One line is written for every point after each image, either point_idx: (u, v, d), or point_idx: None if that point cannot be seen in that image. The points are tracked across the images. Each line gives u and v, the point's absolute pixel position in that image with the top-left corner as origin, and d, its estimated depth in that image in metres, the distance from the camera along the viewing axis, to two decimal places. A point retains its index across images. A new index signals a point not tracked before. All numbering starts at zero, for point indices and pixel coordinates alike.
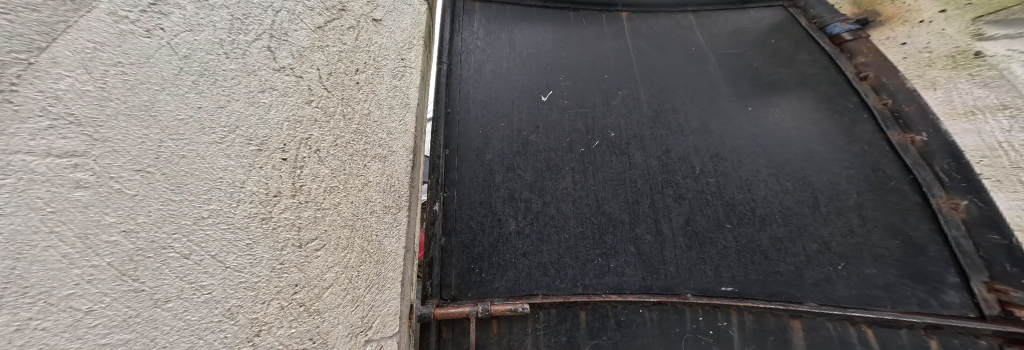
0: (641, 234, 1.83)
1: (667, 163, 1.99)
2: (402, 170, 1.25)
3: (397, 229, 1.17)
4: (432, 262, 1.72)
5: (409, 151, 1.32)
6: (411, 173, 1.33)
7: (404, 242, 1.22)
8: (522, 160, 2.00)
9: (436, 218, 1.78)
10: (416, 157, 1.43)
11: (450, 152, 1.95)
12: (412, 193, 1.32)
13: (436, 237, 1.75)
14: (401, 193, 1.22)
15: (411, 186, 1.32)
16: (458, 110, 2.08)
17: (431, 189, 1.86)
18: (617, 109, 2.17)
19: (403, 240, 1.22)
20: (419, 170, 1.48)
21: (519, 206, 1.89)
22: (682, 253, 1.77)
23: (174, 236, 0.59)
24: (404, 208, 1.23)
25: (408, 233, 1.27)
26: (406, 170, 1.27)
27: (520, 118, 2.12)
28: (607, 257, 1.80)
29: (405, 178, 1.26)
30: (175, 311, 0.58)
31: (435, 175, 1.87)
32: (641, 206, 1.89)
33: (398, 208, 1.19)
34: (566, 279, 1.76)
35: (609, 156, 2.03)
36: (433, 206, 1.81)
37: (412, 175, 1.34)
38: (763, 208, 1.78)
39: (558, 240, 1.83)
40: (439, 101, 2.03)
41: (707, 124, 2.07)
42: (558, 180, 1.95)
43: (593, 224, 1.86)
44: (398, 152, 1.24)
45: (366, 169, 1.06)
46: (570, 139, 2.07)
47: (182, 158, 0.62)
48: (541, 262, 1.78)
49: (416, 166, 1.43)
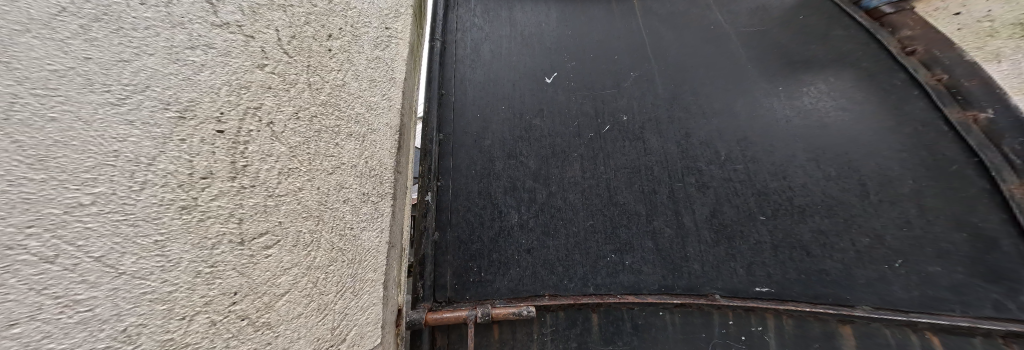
0: (658, 228, 1.66)
1: (687, 149, 1.79)
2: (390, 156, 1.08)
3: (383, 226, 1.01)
4: (425, 260, 1.55)
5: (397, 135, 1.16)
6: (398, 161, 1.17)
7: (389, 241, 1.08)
8: (525, 146, 1.82)
9: (428, 211, 1.61)
10: (404, 143, 1.26)
11: (446, 137, 1.78)
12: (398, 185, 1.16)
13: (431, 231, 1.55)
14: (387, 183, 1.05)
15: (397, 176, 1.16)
16: (453, 91, 1.90)
17: (424, 177, 1.68)
18: (629, 91, 1.99)
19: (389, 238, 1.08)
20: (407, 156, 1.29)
21: (522, 197, 1.71)
22: (705, 248, 1.59)
23: (27, 231, 0.38)
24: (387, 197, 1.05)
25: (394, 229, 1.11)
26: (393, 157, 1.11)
27: (522, 101, 1.94)
28: (620, 253, 1.65)
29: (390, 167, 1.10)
30: (26, 340, 0.37)
31: (428, 163, 1.69)
32: (659, 196, 1.72)
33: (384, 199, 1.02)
34: (577, 277, 1.62)
35: (621, 142, 1.86)
36: (426, 196, 1.63)
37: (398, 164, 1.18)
38: (802, 198, 1.57)
39: (566, 235, 1.68)
40: (432, 81, 1.85)
41: (730, 105, 1.87)
42: (565, 169, 1.79)
43: (604, 217, 1.71)
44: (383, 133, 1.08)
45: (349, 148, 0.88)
46: (578, 124, 1.91)
47: (52, 122, 0.42)
48: (548, 259, 1.63)
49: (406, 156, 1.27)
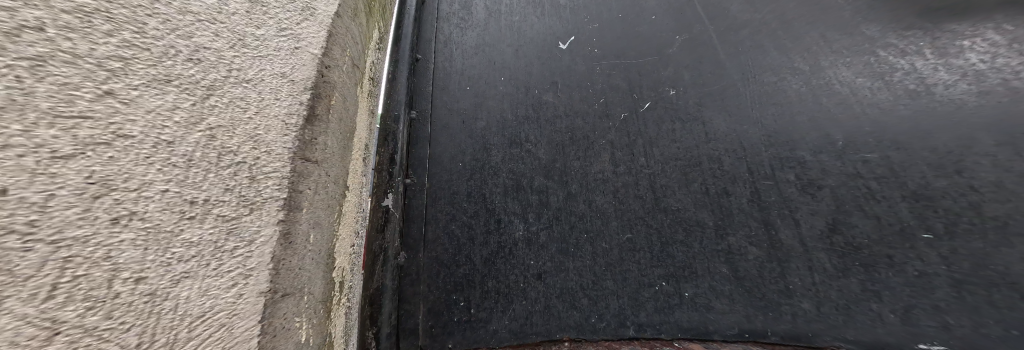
0: (736, 245, 1.12)
1: (767, 130, 1.26)
2: (320, 142, 0.67)
3: (301, 261, 0.60)
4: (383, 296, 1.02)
5: (333, 110, 0.74)
6: (331, 152, 0.73)
7: (315, 284, 0.67)
8: (533, 129, 1.38)
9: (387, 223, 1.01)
10: (350, 127, 0.85)
11: (419, 115, 1.32)
12: (335, 189, 0.75)
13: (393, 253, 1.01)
14: (308, 186, 0.63)
15: (338, 176, 0.77)
16: (431, 56, 1.46)
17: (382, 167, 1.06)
18: (677, 58, 1.48)
19: (320, 274, 0.68)
20: (356, 150, 0.90)
21: (530, 201, 1.27)
22: (814, 278, 1.04)
23: None
24: (309, 210, 0.63)
25: (320, 261, 0.68)
26: (326, 146, 0.70)
27: (528, 71, 1.48)
28: (676, 280, 1.15)
29: (325, 163, 0.70)
30: None
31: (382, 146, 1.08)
32: (730, 200, 1.19)
33: (298, 214, 0.59)
34: (609, 314, 1.15)
35: (666, 125, 1.38)
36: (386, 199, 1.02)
37: (332, 155, 0.73)
38: (996, 204, 0.95)
39: (592, 254, 1.22)
40: (402, 40, 1.36)
41: (835, 69, 1.29)
42: (588, 163, 1.34)
43: (646, 228, 1.23)
44: (300, 88, 0.64)
45: (146, 116, 0.38)
46: (606, 99, 1.45)
47: None
48: (567, 288, 1.19)
49: (348, 145, 0.84)
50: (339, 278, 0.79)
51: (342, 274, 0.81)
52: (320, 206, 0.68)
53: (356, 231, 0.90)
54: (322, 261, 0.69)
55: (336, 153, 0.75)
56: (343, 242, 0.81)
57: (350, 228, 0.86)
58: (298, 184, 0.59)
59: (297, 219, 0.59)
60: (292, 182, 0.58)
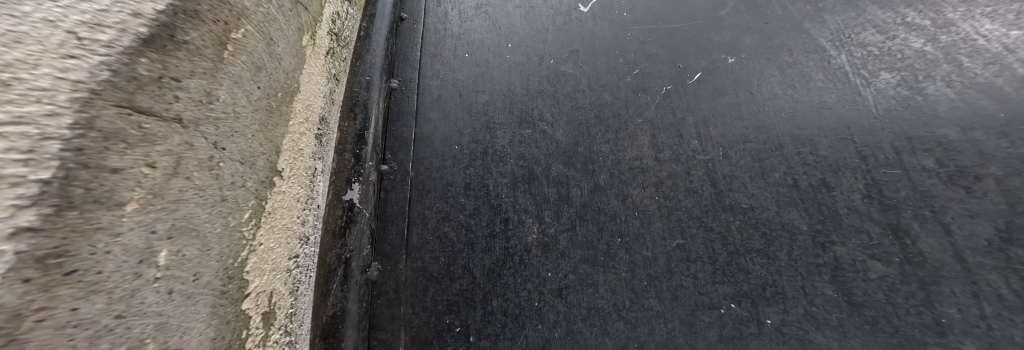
0: (847, 259, 0.78)
1: (877, 104, 0.93)
2: (196, 88, 0.37)
3: (128, 306, 0.28)
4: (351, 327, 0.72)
5: (234, 49, 0.43)
6: (223, 108, 0.41)
7: (190, 336, 0.35)
8: (549, 105, 1.07)
9: (353, 221, 0.75)
10: (279, 85, 0.53)
11: (401, 85, 1.03)
12: (239, 172, 0.43)
13: (359, 268, 0.76)
14: (149, 161, 0.32)
15: (255, 152, 0.47)
16: (418, 16, 1.17)
17: (343, 147, 0.77)
18: (737, 18, 1.16)
19: (205, 314, 0.37)
20: (300, 121, 0.60)
21: (546, 196, 0.98)
22: (980, 308, 0.68)
23: None
24: (149, 204, 0.31)
25: (195, 294, 0.36)
26: (212, 95, 0.39)
27: (543, 34, 1.17)
28: (752, 302, 0.81)
29: (209, 127, 0.39)
30: None
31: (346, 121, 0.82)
32: (826, 195, 0.85)
33: (114, 211, 0.28)
34: (654, 344, 0.85)
35: (726, 97, 1.03)
36: (350, 191, 0.76)
37: (228, 115, 0.41)
38: None
39: (630, 265, 0.92)
40: None
41: (973, 21, 0.96)
42: (620, 147, 1.03)
43: (703, 232, 0.90)
44: None
45: None
46: (642, 70, 1.12)
47: None
48: (598, 310, 0.89)
49: (279, 107, 0.53)
50: (263, 314, 0.48)
51: (266, 308, 0.48)
52: (199, 198, 0.37)
53: (299, 238, 0.59)
54: (205, 291, 0.37)
55: (240, 113, 0.43)
56: (268, 254, 0.49)
57: (285, 232, 0.55)
58: (109, 152, 0.28)
59: (110, 223, 0.27)
60: (94, 147, 0.27)
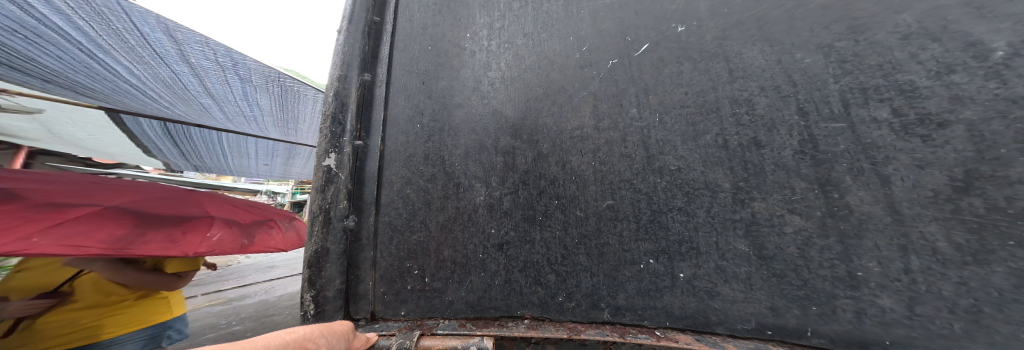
0: (765, 214, 0.76)
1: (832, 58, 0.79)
2: None
3: None
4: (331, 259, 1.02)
5: None
6: None
7: None
8: (501, 86, 1.19)
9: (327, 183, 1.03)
10: None
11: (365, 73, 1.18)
12: None
13: (337, 216, 1.04)
14: None
15: None
16: (390, 16, 1.32)
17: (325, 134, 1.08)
18: None
19: None
20: None
21: (493, 164, 1.11)
22: (905, 262, 0.64)
23: None
24: None
25: None
26: None
27: (502, 22, 1.27)
28: (669, 257, 0.86)
29: None
30: None
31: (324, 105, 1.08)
32: (755, 153, 0.80)
33: None
34: (580, 293, 0.95)
35: (670, 65, 0.98)
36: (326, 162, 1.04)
37: None
38: None
39: (564, 223, 1.00)
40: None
41: None
42: (563, 119, 1.09)
43: (632, 193, 0.93)
44: None
45: None
46: (590, 45, 1.13)
47: None
48: (530, 261, 1.02)
49: None
50: None
51: None
52: None
53: None
54: None
55: None
56: None
57: None
58: None
59: None
60: None
